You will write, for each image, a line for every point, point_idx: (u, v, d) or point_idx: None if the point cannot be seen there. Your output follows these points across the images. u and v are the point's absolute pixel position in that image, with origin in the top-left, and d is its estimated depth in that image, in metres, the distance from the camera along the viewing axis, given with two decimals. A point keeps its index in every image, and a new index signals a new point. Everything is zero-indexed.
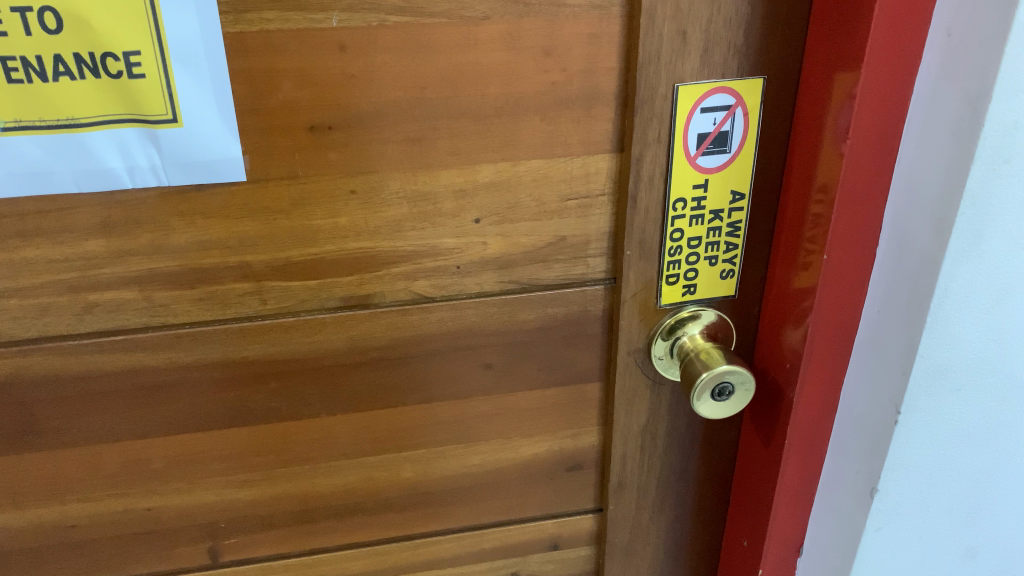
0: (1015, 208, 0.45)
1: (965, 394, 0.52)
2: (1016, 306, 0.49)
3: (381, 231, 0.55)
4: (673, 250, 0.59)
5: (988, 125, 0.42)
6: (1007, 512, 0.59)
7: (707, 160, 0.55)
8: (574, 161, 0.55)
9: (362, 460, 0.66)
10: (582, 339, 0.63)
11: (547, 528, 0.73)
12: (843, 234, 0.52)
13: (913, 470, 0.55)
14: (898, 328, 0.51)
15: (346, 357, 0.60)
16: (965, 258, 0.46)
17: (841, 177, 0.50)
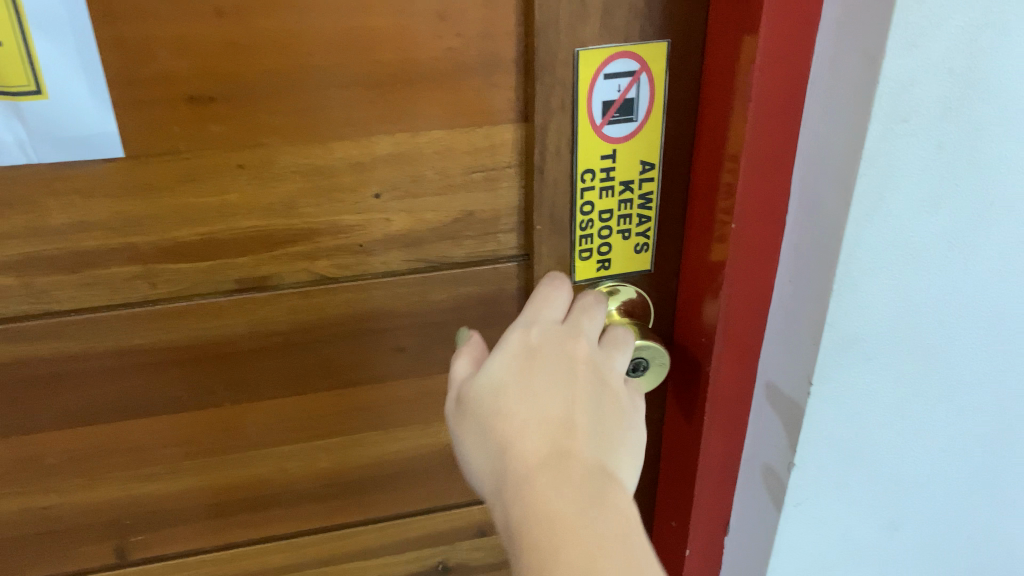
0: (917, 168, 0.43)
1: (877, 362, 0.51)
2: (926, 271, 0.47)
3: (275, 208, 0.53)
4: (584, 224, 0.57)
5: (883, 82, 0.40)
6: (927, 475, 0.58)
7: (614, 130, 0.53)
8: (478, 132, 0.53)
9: (273, 451, 0.63)
10: (499, 318, 0.61)
11: (474, 514, 0.71)
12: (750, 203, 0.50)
13: (828, 439, 0.54)
14: (808, 296, 0.49)
15: (248, 342, 0.57)
16: (869, 221, 0.44)
17: (745, 146, 0.48)
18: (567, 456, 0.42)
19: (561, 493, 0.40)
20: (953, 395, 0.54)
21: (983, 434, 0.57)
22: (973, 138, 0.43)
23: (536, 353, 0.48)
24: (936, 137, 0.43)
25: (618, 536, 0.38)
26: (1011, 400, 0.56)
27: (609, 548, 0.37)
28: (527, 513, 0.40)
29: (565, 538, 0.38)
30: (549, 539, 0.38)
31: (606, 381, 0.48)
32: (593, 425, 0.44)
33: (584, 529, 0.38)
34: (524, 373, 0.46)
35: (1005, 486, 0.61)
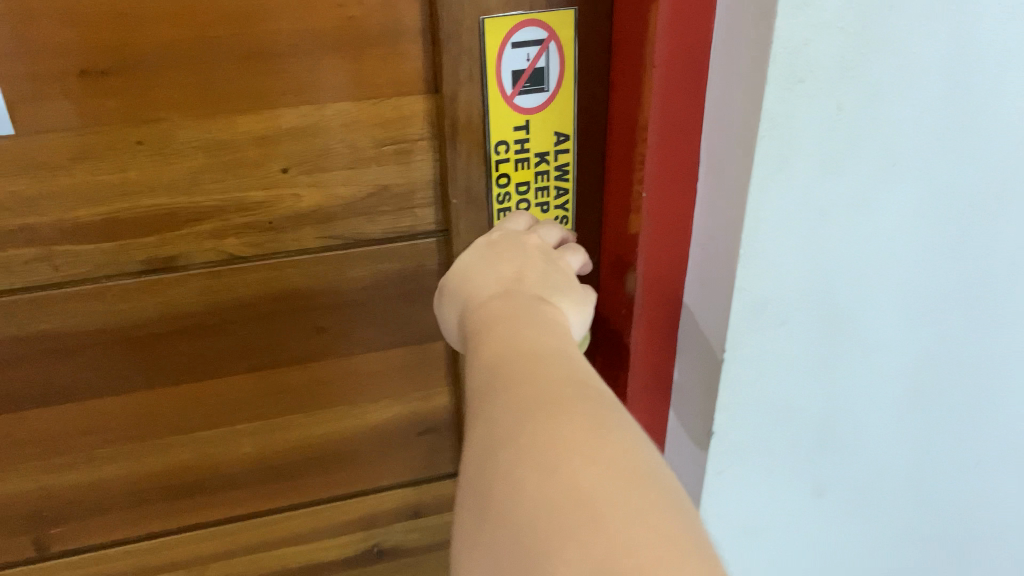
0: (818, 130, 0.43)
1: (791, 329, 0.50)
2: (835, 237, 0.47)
3: (179, 186, 0.51)
4: (501, 198, 0.56)
5: (777, 42, 0.40)
6: (853, 449, 0.58)
7: (526, 100, 0.52)
8: (387, 104, 0.52)
9: (194, 436, 0.62)
10: (421, 297, 0.60)
11: (406, 496, 0.71)
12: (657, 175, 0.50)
13: (745, 410, 0.53)
14: (718, 263, 0.49)
15: (159, 325, 0.56)
16: (772, 184, 0.44)
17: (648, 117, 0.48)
18: (528, 323, 0.38)
19: (527, 336, 0.37)
20: (873, 366, 0.54)
21: (905, 403, 0.57)
22: (874, 100, 0.43)
23: (501, 251, 0.47)
24: (836, 98, 0.42)
25: (527, 361, 0.35)
26: (932, 368, 0.55)
27: (504, 388, 0.33)
28: (490, 360, 0.36)
29: (544, 408, 0.31)
30: (525, 412, 0.31)
31: (572, 283, 0.47)
32: (556, 316, 0.42)
33: (551, 378, 0.33)
34: (490, 267, 0.46)
35: (933, 458, 0.61)
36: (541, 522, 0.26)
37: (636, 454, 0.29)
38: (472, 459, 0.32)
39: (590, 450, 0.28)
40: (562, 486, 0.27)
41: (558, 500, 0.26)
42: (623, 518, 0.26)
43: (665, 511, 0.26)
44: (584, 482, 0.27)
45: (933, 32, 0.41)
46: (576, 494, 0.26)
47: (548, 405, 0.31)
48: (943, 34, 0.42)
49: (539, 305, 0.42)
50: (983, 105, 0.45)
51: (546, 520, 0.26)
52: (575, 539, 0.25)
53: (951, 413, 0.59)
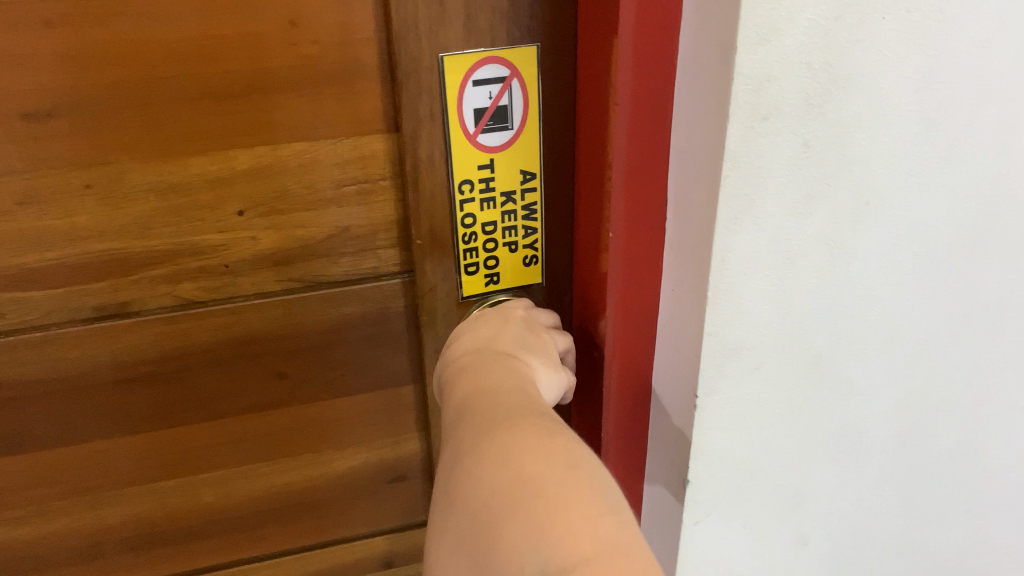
0: (786, 169, 0.41)
1: (765, 374, 0.48)
2: (806, 281, 0.45)
3: (130, 230, 0.50)
4: (467, 238, 0.54)
5: (738, 80, 0.38)
6: (834, 497, 0.56)
7: (490, 139, 0.51)
8: (345, 144, 0.50)
9: (152, 486, 0.60)
10: (386, 339, 0.58)
11: (378, 545, 0.68)
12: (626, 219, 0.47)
13: (722, 457, 0.51)
14: (689, 306, 0.47)
15: (113, 373, 0.54)
16: (738, 225, 0.42)
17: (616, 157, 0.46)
18: (497, 368, 0.45)
19: (495, 377, 0.44)
20: (850, 411, 0.52)
21: (886, 449, 0.55)
22: (842, 137, 0.41)
23: (485, 316, 0.52)
24: (802, 136, 0.40)
25: (501, 411, 0.40)
26: (912, 412, 0.54)
27: (482, 432, 0.39)
28: (465, 397, 0.43)
29: (503, 424, 0.38)
30: (488, 429, 0.38)
31: (551, 351, 0.50)
32: (524, 373, 0.46)
33: (511, 406, 0.40)
34: (470, 324, 0.51)
35: (919, 504, 0.59)
36: (499, 499, 0.34)
37: (573, 449, 0.36)
38: (449, 474, 0.39)
39: (539, 451, 0.35)
40: (512, 472, 0.34)
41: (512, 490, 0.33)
42: (558, 488, 0.32)
43: (595, 484, 0.33)
44: (530, 470, 0.34)
45: (900, 68, 0.40)
46: (522, 477, 0.34)
47: (506, 422, 0.38)
48: (909, 73, 0.40)
49: (509, 359, 0.47)
50: (953, 143, 0.44)
51: (501, 499, 0.33)
52: (522, 509, 0.32)
53: (934, 458, 0.57)
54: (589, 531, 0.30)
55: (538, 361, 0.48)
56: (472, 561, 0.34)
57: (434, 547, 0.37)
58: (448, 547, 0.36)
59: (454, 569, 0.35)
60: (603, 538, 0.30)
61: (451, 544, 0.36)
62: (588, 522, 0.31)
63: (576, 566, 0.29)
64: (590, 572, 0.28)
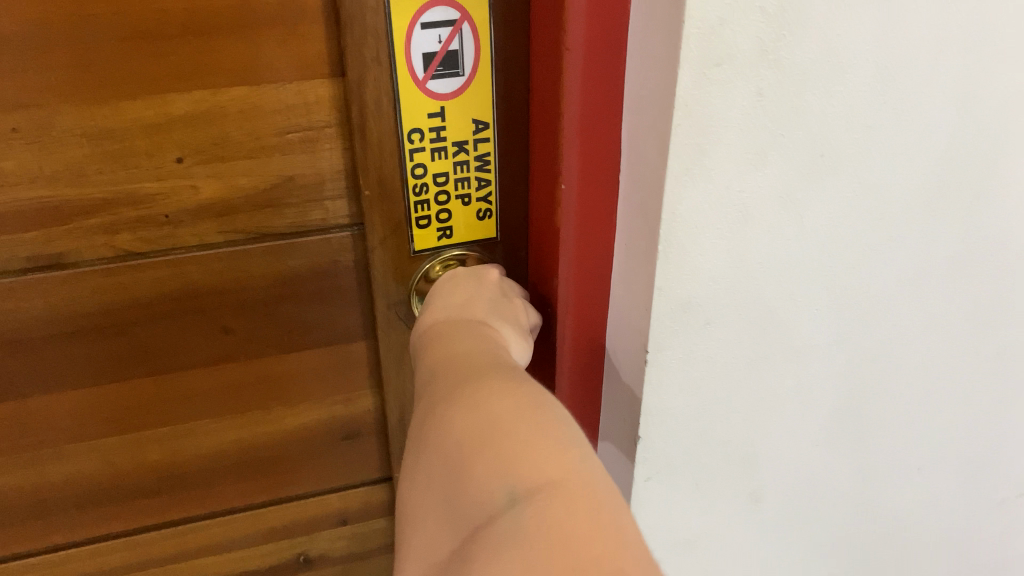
0: (738, 118, 0.40)
1: (716, 330, 0.47)
2: (758, 236, 0.44)
3: (62, 177, 0.47)
4: (418, 189, 0.53)
5: (691, 23, 0.36)
6: (786, 454, 0.56)
7: (440, 85, 0.49)
8: (288, 89, 0.48)
9: (96, 444, 0.58)
10: (336, 294, 0.57)
11: (331, 503, 0.68)
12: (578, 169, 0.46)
13: (673, 415, 0.50)
14: (641, 261, 0.45)
15: (49, 327, 0.52)
16: (690, 177, 0.41)
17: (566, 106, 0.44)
18: (468, 336, 0.44)
19: (466, 342, 0.43)
20: (803, 369, 0.51)
21: (840, 407, 0.55)
22: (796, 86, 0.40)
23: (458, 279, 0.51)
24: (756, 84, 0.39)
25: (473, 364, 0.40)
26: (866, 370, 0.53)
27: (452, 379, 0.39)
28: (435, 359, 0.43)
29: (472, 379, 0.38)
30: (458, 384, 0.38)
31: (521, 320, 0.49)
32: (495, 340, 0.45)
33: (482, 367, 0.40)
34: (443, 288, 0.50)
35: (870, 463, 0.59)
36: (469, 441, 0.33)
37: (542, 395, 0.35)
38: (418, 423, 0.39)
39: (506, 392, 0.35)
40: (482, 416, 0.34)
41: (479, 426, 0.33)
42: (528, 427, 0.32)
43: (560, 421, 0.33)
44: (497, 408, 0.34)
45: (859, 15, 0.39)
46: (491, 420, 0.33)
47: (476, 375, 0.38)
48: (866, 21, 0.39)
49: (482, 328, 0.46)
50: (909, 96, 0.43)
51: (471, 441, 0.33)
52: (492, 449, 0.32)
53: (886, 417, 0.57)
54: (555, 461, 0.30)
55: (511, 329, 0.48)
56: (443, 503, 0.33)
57: (406, 497, 0.36)
58: (419, 495, 0.35)
59: (425, 514, 0.34)
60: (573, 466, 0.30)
61: (421, 490, 0.35)
62: (555, 455, 0.30)
63: (541, 491, 0.29)
64: (555, 499, 0.28)
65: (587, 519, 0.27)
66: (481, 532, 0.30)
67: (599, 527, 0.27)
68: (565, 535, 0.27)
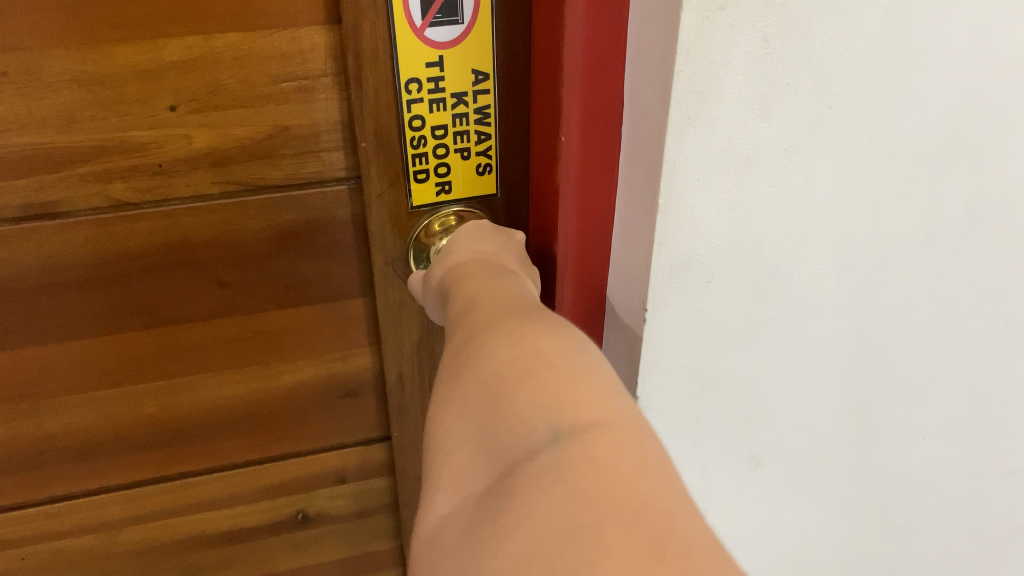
0: (743, 66, 0.38)
1: (717, 287, 0.46)
2: (761, 190, 0.43)
3: (52, 123, 0.46)
4: (415, 141, 0.52)
5: None
6: (788, 417, 0.55)
7: (438, 33, 0.48)
8: (282, 35, 0.47)
9: (92, 396, 0.58)
10: (333, 249, 0.56)
11: (330, 460, 0.68)
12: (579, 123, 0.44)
13: (673, 374, 0.49)
14: (641, 215, 0.44)
15: (42, 277, 0.52)
16: (691, 126, 0.39)
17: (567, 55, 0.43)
18: (501, 277, 0.43)
19: (503, 283, 0.42)
20: (806, 329, 0.50)
21: (843, 368, 0.54)
22: (804, 32, 0.38)
23: (483, 232, 0.50)
24: (762, 29, 0.37)
25: (509, 305, 0.38)
26: (871, 330, 0.52)
27: (490, 317, 0.37)
28: (472, 294, 0.41)
29: (514, 317, 0.36)
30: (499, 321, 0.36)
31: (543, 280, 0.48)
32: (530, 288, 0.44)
33: (522, 307, 0.38)
34: (469, 236, 0.49)
35: (874, 427, 0.58)
36: (510, 372, 0.31)
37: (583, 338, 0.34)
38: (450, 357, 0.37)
39: (549, 331, 0.33)
40: (525, 350, 0.32)
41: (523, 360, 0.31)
42: (576, 365, 0.30)
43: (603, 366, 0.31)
44: (541, 344, 0.32)
45: None
46: (535, 355, 0.31)
47: (516, 315, 0.36)
48: None
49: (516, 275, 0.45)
50: (923, 44, 0.41)
51: (513, 373, 0.31)
52: (535, 382, 0.30)
53: (890, 380, 0.56)
54: (598, 400, 0.28)
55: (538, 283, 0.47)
56: (477, 435, 0.31)
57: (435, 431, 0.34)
58: (449, 428, 0.33)
59: (455, 446, 0.32)
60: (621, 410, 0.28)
61: (454, 422, 0.33)
62: (598, 397, 0.28)
63: (587, 427, 0.26)
64: (600, 435, 0.26)
65: (634, 454, 0.25)
66: (518, 464, 0.27)
67: (645, 467, 0.25)
68: (611, 467, 0.24)
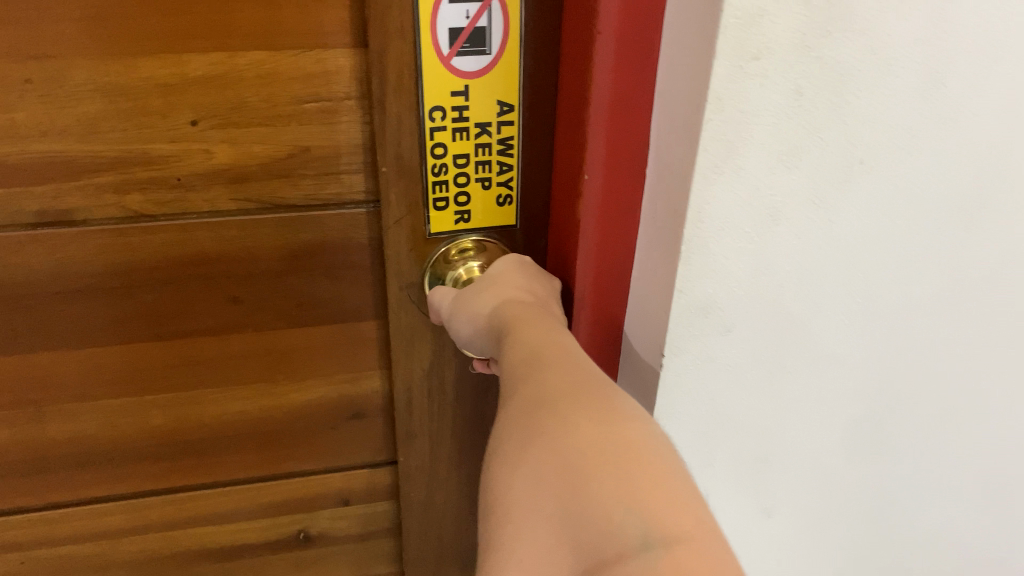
0: (774, 114, 0.37)
1: (737, 337, 0.45)
2: (787, 240, 0.42)
3: (73, 132, 0.46)
4: (437, 169, 0.51)
5: (730, 11, 0.33)
6: (800, 470, 0.53)
7: (465, 63, 0.47)
8: (308, 56, 0.47)
9: (98, 404, 0.58)
10: (348, 271, 0.55)
11: (334, 481, 0.67)
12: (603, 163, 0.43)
13: (687, 423, 0.48)
14: (661, 258, 0.43)
15: (55, 284, 0.51)
16: (718, 173, 0.38)
17: (593, 96, 0.42)
18: (559, 328, 0.41)
19: (560, 334, 0.40)
20: (825, 384, 0.49)
21: (862, 425, 0.52)
22: (838, 85, 0.37)
23: (523, 268, 0.49)
24: (795, 78, 0.36)
25: (562, 350, 0.38)
26: (894, 384, 0.51)
27: (545, 360, 0.37)
28: (527, 330, 0.40)
29: (571, 365, 0.36)
30: (566, 383, 0.34)
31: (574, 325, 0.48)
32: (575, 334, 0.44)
33: (585, 366, 0.36)
34: (513, 270, 0.49)
35: (889, 485, 0.56)
36: (570, 414, 0.31)
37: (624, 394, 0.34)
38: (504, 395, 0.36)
39: (608, 386, 0.33)
40: (590, 398, 0.32)
41: (586, 406, 0.31)
42: (640, 423, 0.30)
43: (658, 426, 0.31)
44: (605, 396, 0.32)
45: (915, 6, 0.36)
46: (600, 405, 0.31)
47: (573, 362, 0.36)
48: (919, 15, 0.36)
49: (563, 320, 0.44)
50: (961, 101, 0.40)
51: (574, 416, 0.31)
52: (596, 428, 0.30)
53: (909, 439, 0.54)
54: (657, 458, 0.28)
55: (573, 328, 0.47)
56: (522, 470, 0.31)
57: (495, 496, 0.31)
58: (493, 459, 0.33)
59: (499, 478, 0.32)
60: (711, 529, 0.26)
61: (500, 456, 0.32)
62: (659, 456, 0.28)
63: (651, 485, 0.27)
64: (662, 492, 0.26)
65: (691, 517, 0.26)
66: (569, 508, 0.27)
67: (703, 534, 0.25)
68: (670, 528, 0.25)
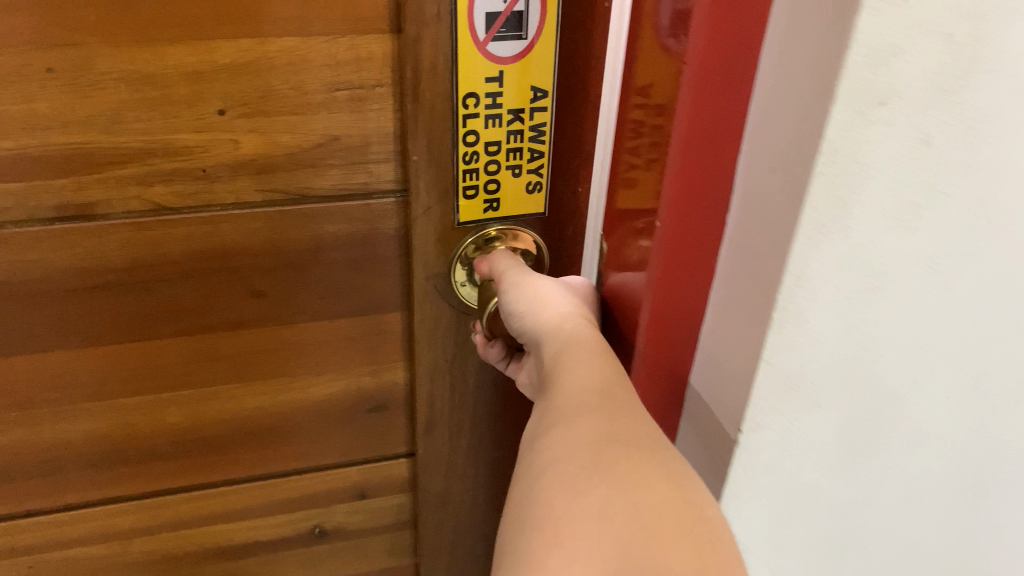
0: (892, 170, 0.32)
1: (824, 411, 0.40)
2: (886, 311, 0.37)
3: (96, 122, 0.44)
4: (468, 157, 0.50)
5: (855, 48, 0.28)
6: (876, 543, 0.48)
7: (501, 48, 0.46)
8: (340, 42, 0.45)
9: (114, 403, 0.56)
10: (373, 262, 0.55)
11: (352, 475, 0.66)
12: (673, 211, 0.39)
13: (761, 500, 0.43)
14: (743, 320, 0.38)
15: (74, 279, 0.50)
16: (824, 237, 0.33)
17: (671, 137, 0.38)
18: (591, 350, 0.45)
19: (593, 360, 0.44)
20: (915, 457, 0.44)
21: (945, 496, 0.47)
22: (960, 137, 0.32)
23: (560, 289, 0.50)
24: (921, 129, 0.32)
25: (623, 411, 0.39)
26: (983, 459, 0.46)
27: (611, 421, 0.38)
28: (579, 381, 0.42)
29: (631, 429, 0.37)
30: (604, 428, 0.38)
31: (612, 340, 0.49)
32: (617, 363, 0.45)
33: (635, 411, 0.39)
34: (550, 289, 0.49)
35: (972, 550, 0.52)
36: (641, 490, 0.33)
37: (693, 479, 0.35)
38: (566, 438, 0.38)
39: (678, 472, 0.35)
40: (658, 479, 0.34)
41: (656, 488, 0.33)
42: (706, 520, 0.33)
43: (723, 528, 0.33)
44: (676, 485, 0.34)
45: None
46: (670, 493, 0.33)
47: (635, 428, 0.38)
48: None
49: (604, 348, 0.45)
50: None
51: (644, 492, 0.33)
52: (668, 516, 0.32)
53: (997, 508, 0.50)
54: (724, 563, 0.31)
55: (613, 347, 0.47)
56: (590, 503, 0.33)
57: (536, 511, 0.34)
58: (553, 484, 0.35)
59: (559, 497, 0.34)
60: (708, 499, 0.35)
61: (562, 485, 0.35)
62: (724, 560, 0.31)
63: None
64: None
65: None
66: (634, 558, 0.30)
67: None
68: None
